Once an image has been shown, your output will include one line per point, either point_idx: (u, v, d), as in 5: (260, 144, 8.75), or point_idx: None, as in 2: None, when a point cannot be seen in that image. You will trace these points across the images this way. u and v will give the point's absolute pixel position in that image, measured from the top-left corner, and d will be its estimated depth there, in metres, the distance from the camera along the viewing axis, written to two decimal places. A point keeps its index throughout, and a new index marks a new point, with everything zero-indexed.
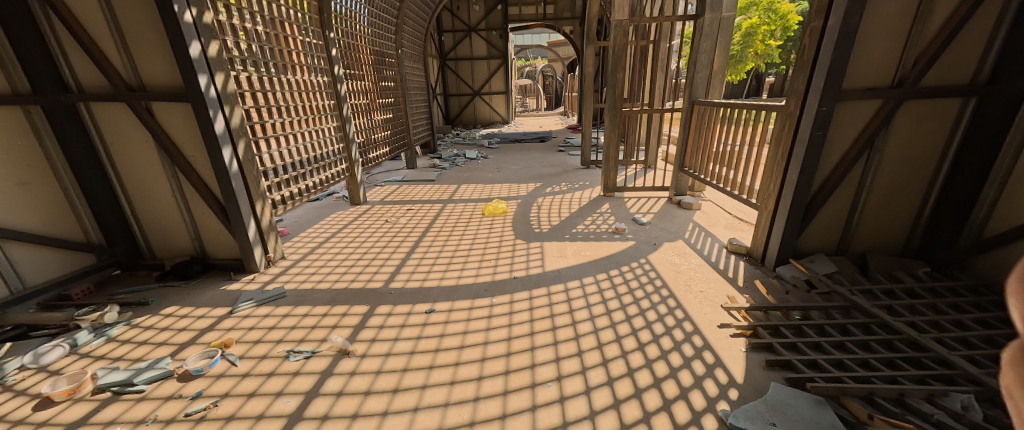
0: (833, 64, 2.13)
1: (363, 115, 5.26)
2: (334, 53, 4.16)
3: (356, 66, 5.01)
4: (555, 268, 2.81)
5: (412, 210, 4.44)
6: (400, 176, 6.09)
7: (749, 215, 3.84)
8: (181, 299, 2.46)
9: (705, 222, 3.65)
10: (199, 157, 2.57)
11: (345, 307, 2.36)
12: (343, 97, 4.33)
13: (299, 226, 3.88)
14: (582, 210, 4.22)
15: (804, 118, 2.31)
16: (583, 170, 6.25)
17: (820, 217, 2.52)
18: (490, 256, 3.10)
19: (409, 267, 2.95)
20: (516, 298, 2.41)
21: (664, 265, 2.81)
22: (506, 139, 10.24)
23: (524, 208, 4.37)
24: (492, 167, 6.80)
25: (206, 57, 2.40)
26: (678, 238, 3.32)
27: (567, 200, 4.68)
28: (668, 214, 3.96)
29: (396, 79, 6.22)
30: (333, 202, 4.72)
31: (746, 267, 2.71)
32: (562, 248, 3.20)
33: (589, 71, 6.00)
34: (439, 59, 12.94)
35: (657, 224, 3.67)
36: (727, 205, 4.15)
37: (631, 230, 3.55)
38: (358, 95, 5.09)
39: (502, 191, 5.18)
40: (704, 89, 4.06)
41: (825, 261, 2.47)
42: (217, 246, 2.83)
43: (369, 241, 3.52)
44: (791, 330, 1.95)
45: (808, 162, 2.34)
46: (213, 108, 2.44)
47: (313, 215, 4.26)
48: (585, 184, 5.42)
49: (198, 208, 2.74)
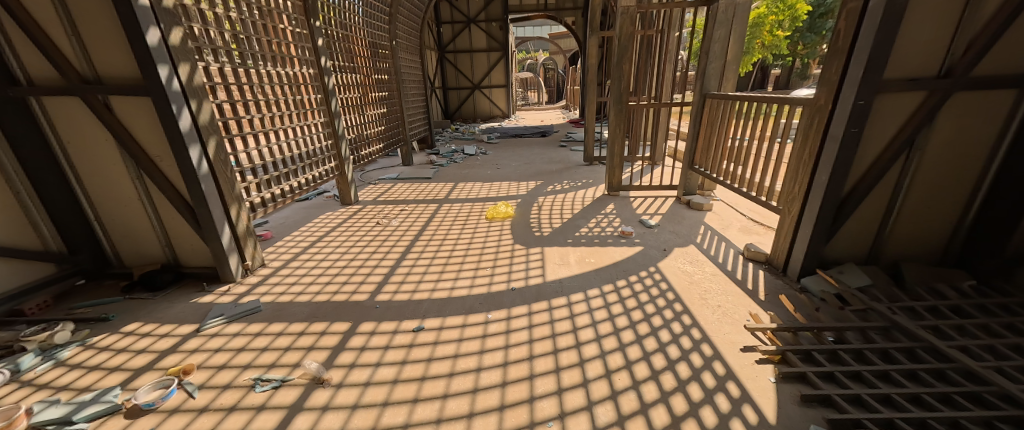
0: (874, 52, 1.87)
1: (355, 110, 4.99)
2: (320, 43, 3.88)
3: (346, 58, 4.75)
4: (557, 277, 2.58)
5: (405, 210, 4.20)
6: (395, 174, 5.85)
7: (764, 217, 3.60)
8: (146, 314, 2.24)
9: (718, 225, 3.41)
10: (165, 158, 2.34)
11: (325, 325, 2.14)
12: (331, 90, 4.06)
13: (285, 229, 3.65)
14: (586, 211, 3.97)
15: (836, 113, 2.05)
16: (585, 167, 6.00)
17: (852, 223, 2.27)
18: (486, 263, 2.86)
19: (398, 275, 2.71)
20: (514, 314, 2.19)
21: (675, 274, 2.58)
22: (506, 134, 9.97)
23: (524, 209, 4.14)
24: (491, 163, 6.55)
25: (167, 45, 2.15)
26: (690, 243, 3.08)
27: (569, 199, 4.44)
28: (677, 215, 3.72)
29: (390, 72, 5.95)
30: (323, 202, 4.49)
31: (766, 278, 2.47)
32: (565, 254, 2.97)
33: (592, 63, 5.71)
34: (437, 51, 12.65)
35: (667, 227, 3.43)
36: (740, 205, 3.90)
37: (638, 233, 3.31)
38: (348, 89, 4.83)
39: (501, 190, 4.93)
40: (717, 81, 3.78)
41: (856, 272, 2.22)
42: (189, 254, 2.61)
43: (357, 245, 3.28)
44: (825, 355, 1.72)
45: (840, 163, 2.08)
46: (177, 103, 2.20)
47: (301, 216, 4.03)
48: (588, 182, 5.18)
49: (167, 213, 2.51)
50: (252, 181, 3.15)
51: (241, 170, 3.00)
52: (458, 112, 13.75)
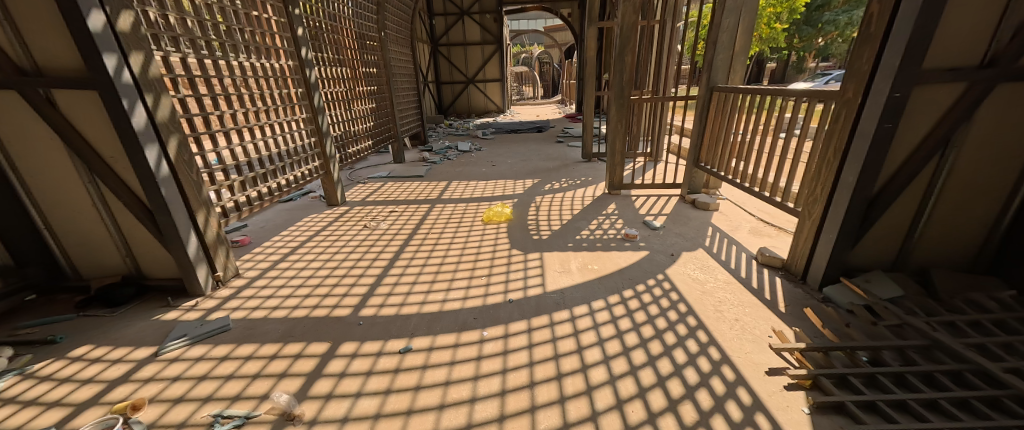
0: (914, 38, 1.66)
1: (340, 105, 4.72)
2: (300, 33, 3.59)
3: (332, 50, 4.48)
4: (557, 287, 2.37)
5: (395, 212, 3.96)
6: (386, 172, 5.59)
7: (775, 217, 3.41)
8: (100, 334, 2.01)
9: (726, 226, 3.22)
10: (119, 159, 2.09)
11: (300, 346, 1.91)
12: (313, 84, 3.79)
13: (265, 233, 3.40)
14: (586, 212, 3.76)
15: (867, 107, 1.85)
16: (584, 163, 5.78)
17: (880, 227, 2.07)
18: (480, 271, 2.64)
19: (385, 286, 2.48)
20: (512, 332, 1.98)
21: (686, 282, 2.38)
22: (501, 129, 9.71)
23: (521, 209, 3.91)
24: (486, 161, 6.32)
25: (114, 30, 1.89)
26: (698, 246, 2.88)
27: (568, 199, 4.23)
28: (682, 216, 3.52)
29: (379, 65, 5.66)
30: (308, 203, 4.23)
31: (784, 286, 2.28)
32: (566, 260, 2.76)
33: (590, 55, 5.46)
34: (430, 45, 12.32)
35: (672, 229, 3.23)
36: (747, 204, 3.71)
37: (643, 236, 3.11)
38: (333, 83, 4.55)
39: (497, 188, 4.70)
40: (724, 73, 3.57)
41: (884, 280, 2.04)
42: (153, 264, 2.36)
43: (342, 251, 3.04)
44: (862, 379, 1.53)
45: (872, 162, 1.88)
46: (129, 97, 1.95)
47: (283, 219, 3.77)
48: (588, 179, 4.97)
49: (126, 220, 2.26)
50: (224, 184, 2.90)
51: (212, 172, 2.74)
52: (451, 107, 13.44)
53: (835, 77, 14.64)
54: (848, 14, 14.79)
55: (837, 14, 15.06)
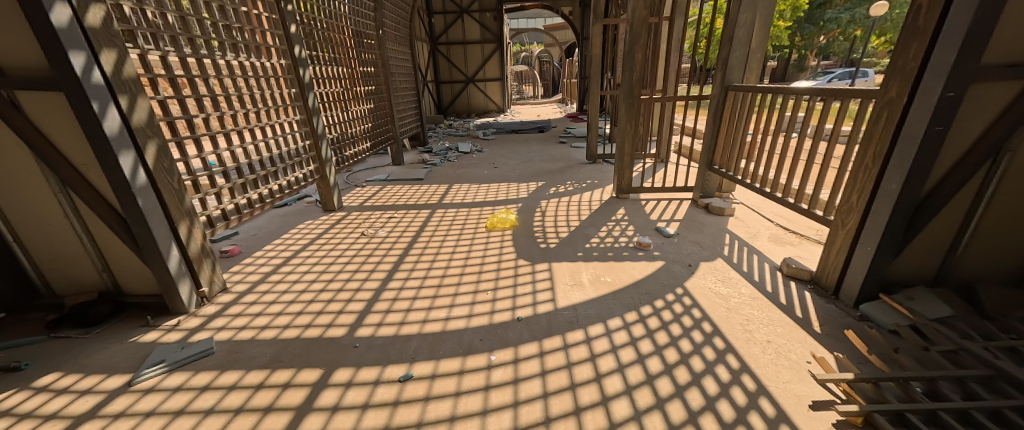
0: (974, 31, 1.48)
1: (336, 105, 4.53)
2: (292, 30, 3.41)
3: (327, 48, 4.29)
4: (569, 303, 2.20)
5: (394, 218, 3.77)
6: (384, 175, 5.41)
7: (794, 222, 3.23)
8: (70, 360, 1.83)
9: (744, 233, 3.04)
10: (91, 167, 1.91)
11: (290, 373, 1.74)
12: (307, 84, 3.60)
13: (256, 241, 3.22)
14: (594, 217, 3.58)
15: (915, 108, 1.68)
16: (589, 165, 5.60)
17: (925, 239, 1.90)
18: (485, 284, 2.45)
19: (384, 302, 2.29)
20: (522, 356, 1.81)
21: (707, 296, 2.21)
22: (502, 130, 9.53)
23: (526, 214, 3.73)
24: (487, 162, 6.13)
25: (81, 25, 1.71)
26: (717, 256, 2.71)
27: (575, 203, 4.05)
28: (696, 222, 3.34)
29: (377, 64, 5.48)
30: (303, 208, 4.05)
31: (816, 302, 2.10)
32: (576, 271, 2.58)
33: (595, 53, 5.28)
34: (429, 44, 12.12)
35: (687, 236, 3.06)
36: (764, 209, 3.53)
37: (656, 244, 2.94)
38: (329, 82, 4.36)
39: (500, 192, 4.52)
40: (740, 71, 3.38)
41: (929, 298, 1.87)
42: (132, 280, 2.18)
43: (338, 262, 2.85)
44: (922, 416, 1.35)
45: (920, 169, 1.71)
46: (101, 99, 1.77)
47: (276, 226, 3.58)
48: (594, 182, 4.79)
49: (101, 233, 2.08)
50: (210, 191, 2.71)
51: (197, 179, 2.55)
52: (451, 107, 13.24)
53: (839, 75, 14.47)
54: (852, 12, 14.62)
55: (840, 12, 14.89)
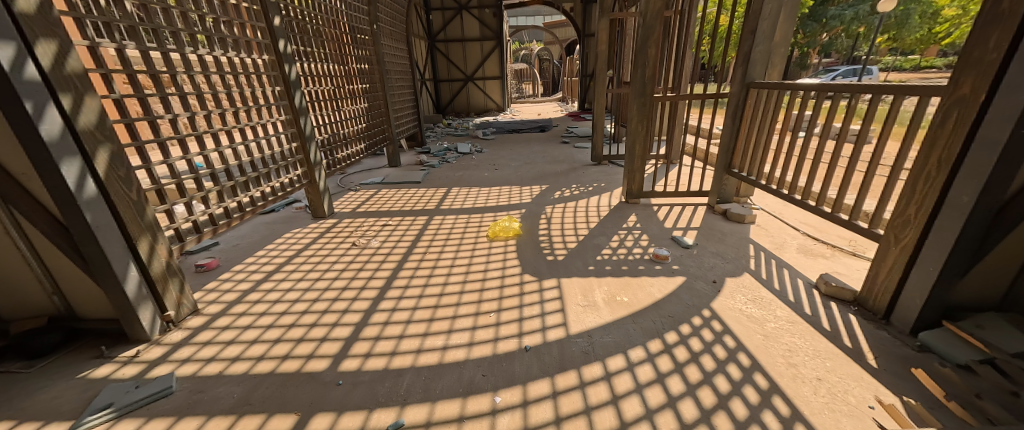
0: None
1: (326, 105, 4.26)
2: (276, 22, 3.14)
3: (316, 44, 4.02)
4: (584, 328, 1.94)
5: (389, 225, 3.50)
6: (379, 178, 5.14)
7: (822, 231, 2.98)
8: (5, 401, 1.57)
9: (769, 244, 2.79)
10: (32, 177, 1.65)
11: (259, 420, 1.47)
12: (294, 81, 3.34)
13: (237, 253, 2.96)
14: (605, 225, 3.33)
15: (997, 108, 1.42)
16: (594, 167, 5.34)
17: (997, 258, 1.64)
18: (487, 304, 2.18)
19: (374, 326, 2.02)
20: (533, 396, 1.55)
21: (739, 320, 1.96)
22: (502, 129, 9.26)
23: (530, 221, 3.47)
24: (488, 163, 5.87)
25: (11, 11, 1.44)
26: (743, 270, 2.45)
27: (582, 208, 3.79)
28: (715, 230, 3.09)
29: (371, 61, 5.23)
30: (291, 214, 3.78)
31: (864, 328, 1.86)
32: (589, 289, 2.32)
33: (601, 49, 5.01)
34: (427, 41, 11.82)
35: (707, 246, 2.80)
36: (787, 215, 3.28)
37: (674, 256, 2.68)
38: (318, 80, 4.09)
39: (501, 196, 4.26)
40: (762, 67, 3.10)
41: (1002, 327, 1.62)
42: (86, 303, 1.92)
43: (325, 277, 2.57)
44: None
45: (1000, 180, 1.45)
46: (38, 97, 1.50)
47: (260, 236, 3.32)
48: (600, 185, 4.53)
49: (48, 251, 1.81)
50: (182, 200, 2.44)
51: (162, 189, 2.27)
52: (450, 105, 12.96)
53: (842, 73, 14.28)
54: (856, 8, 14.36)
55: (843, 9, 14.68)
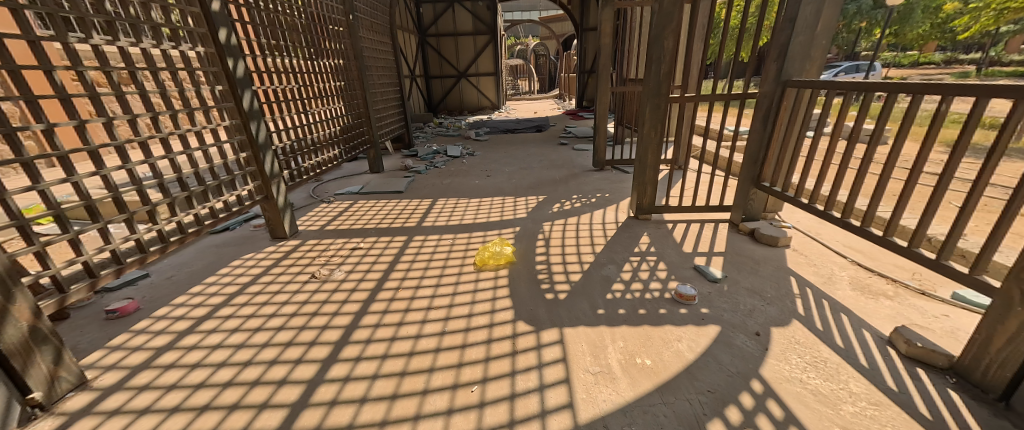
0: None
1: (291, 105, 3.71)
2: (214, 6, 2.55)
3: (276, 36, 3.48)
4: (597, 414, 1.44)
5: (360, 249, 2.98)
6: (357, 187, 4.61)
7: (874, 257, 2.49)
8: None
9: (815, 276, 2.30)
10: None
11: None
12: (241, 78, 2.77)
13: (168, 290, 2.42)
14: (613, 249, 2.82)
15: None
16: (596, 173, 4.84)
17: None
18: (469, 371, 1.69)
19: (315, 411, 1.50)
20: None
21: (803, 399, 1.47)
22: (497, 129, 8.75)
23: (525, 243, 2.96)
24: (479, 169, 5.35)
25: None
26: (791, 316, 1.96)
27: (586, 225, 3.29)
28: (745, 257, 2.59)
29: (347, 56, 4.70)
30: (248, 234, 3.26)
31: (977, 415, 1.37)
32: (599, 345, 1.82)
33: (604, 42, 4.50)
34: (417, 36, 11.23)
35: (740, 281, 2.30)
36: (825, 237, 2.80)
37: (702, 295, 2.17)
38: (279, 77, 3.53)
39: (493, 211, 3.74)
40: (801, 62, 2.58)
41: None
42: None
43: (268, 327, 2.05)
44: None
45: None
46: None
47: (203, 263, 2.77)
48: (604, 195, 4.03)
49: None
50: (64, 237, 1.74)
51: (25, 226, 1.60)
52: (443, 103, 12.38)
53: (844, 69, 13.92)
54: (860, 3, 13.98)
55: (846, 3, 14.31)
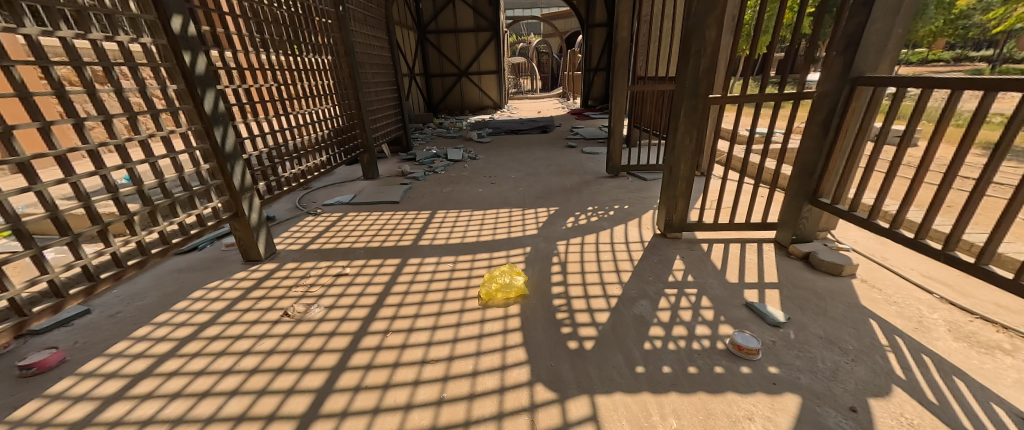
0: None
1: (271, 107, 3.28)
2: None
3: (253, 27, 3.05)
4: None
5: (346, 275, 2.55)
6: (348, 196, 4.17)
7: (967, 292, 2.05)
8: None
9: (900, 321, 1.86)
10: None
11: None
12: (204, 78, 2.31)
13: (109, 333, 1.99)
14: (643, 277, 2.38)
15: None
16: (611, 180, 4.41)
17: None
18: None
19: None
20: None
21: None
22: (500, 129, 8.32)
23: (538, 270, 2.52)
24: (481, 175, 4.92)
25: None
26: (888, 381, 1.52)
27: (607, 245, 2.84)
28: (805, 291, 2.15)
29: (337, 51, 4.28)
30: (218, 255, 2.83)
31: None
32: (647, 426, 1.38)
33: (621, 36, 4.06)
34: (416, 32, 10.78)
35: (807, 326, 1.86)
36: (896, 264, 2.36)
37: (764, 347, 1.73)
38: (257, 75, 3.10)
39: (500, 226, 3.30)
40: (874, 57, 2.14)
41: None
42: None
43: (219, 391, 1.62)
44: None
45: None
46: None
47: (158, 295, 2.32)
48: (623, 207, 3.59)
49: None
50: None
51: None
52: (443, 102, 11.93)
53: None
54: None
55: None
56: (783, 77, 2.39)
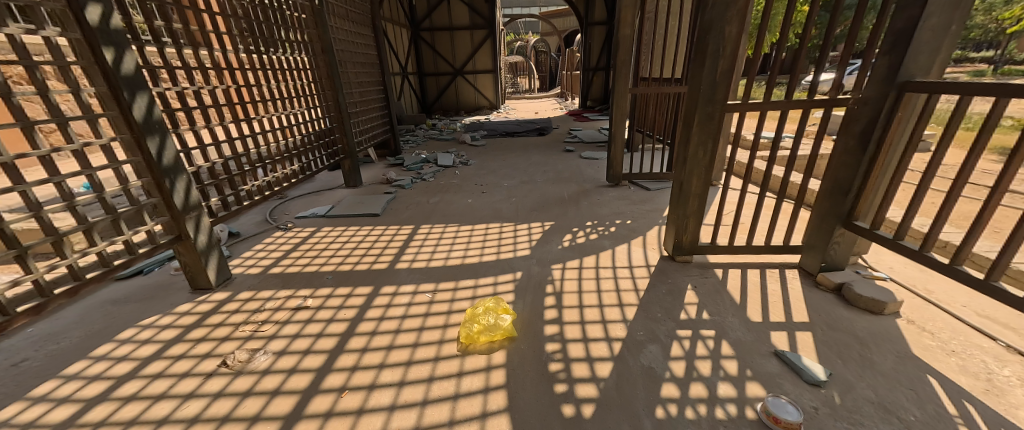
0: None
1: (233, 111, 2.92)
2: None
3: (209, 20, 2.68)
4: None
5: (308, 308, 2.19)
6: (325, 207, 3.81)
7: None
8: None
9: (967, 379, 1.53)
10: None
11: None
12: (133, 80, 1.94)
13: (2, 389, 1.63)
14: (652, 314, 2.04)
15: None
16: (612, 190, 4.07)
17: None
18: None
19: None
20: None
21: None
22: (495, 131, 7.96)
23: (529, 303, 2.17)
24: (473, 183, 4.56)
25: None
26: None
27: (609, 269, 2.50)
28: (845, 335, 1.81)
29: (314, 47, 3.91)
30: (164, 282, 2.47)
31: None
32: None
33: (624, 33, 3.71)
34: (410, 30, 10.42)
35: (854, 385, 1.53)
36: (948, 300, 2.02)
37: (806, 417, 1.40)
38: (214, 74, 2.74)
39: (489, 244, 2.95)
40: (927, 60, 1.80)
41: None
42: None
43: None
44: None
45: None
46: None
47: (78, 337, 1.95)
48: (626, 222, 3.25)
49: None
50: None
51: None
52: (437, 102, 11.58)
53: None
54: None
55: None
56: (816, 82, 2.03)
